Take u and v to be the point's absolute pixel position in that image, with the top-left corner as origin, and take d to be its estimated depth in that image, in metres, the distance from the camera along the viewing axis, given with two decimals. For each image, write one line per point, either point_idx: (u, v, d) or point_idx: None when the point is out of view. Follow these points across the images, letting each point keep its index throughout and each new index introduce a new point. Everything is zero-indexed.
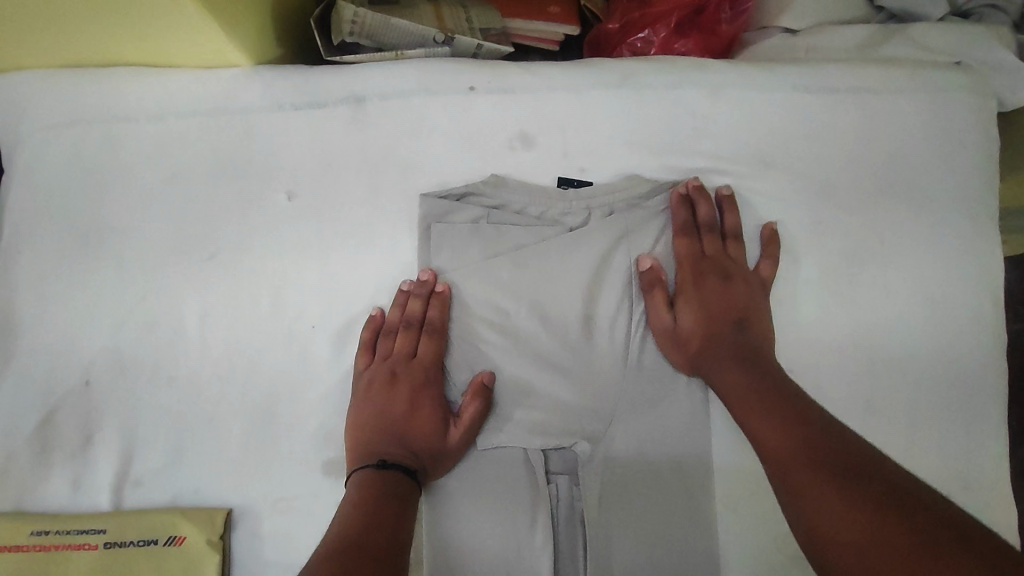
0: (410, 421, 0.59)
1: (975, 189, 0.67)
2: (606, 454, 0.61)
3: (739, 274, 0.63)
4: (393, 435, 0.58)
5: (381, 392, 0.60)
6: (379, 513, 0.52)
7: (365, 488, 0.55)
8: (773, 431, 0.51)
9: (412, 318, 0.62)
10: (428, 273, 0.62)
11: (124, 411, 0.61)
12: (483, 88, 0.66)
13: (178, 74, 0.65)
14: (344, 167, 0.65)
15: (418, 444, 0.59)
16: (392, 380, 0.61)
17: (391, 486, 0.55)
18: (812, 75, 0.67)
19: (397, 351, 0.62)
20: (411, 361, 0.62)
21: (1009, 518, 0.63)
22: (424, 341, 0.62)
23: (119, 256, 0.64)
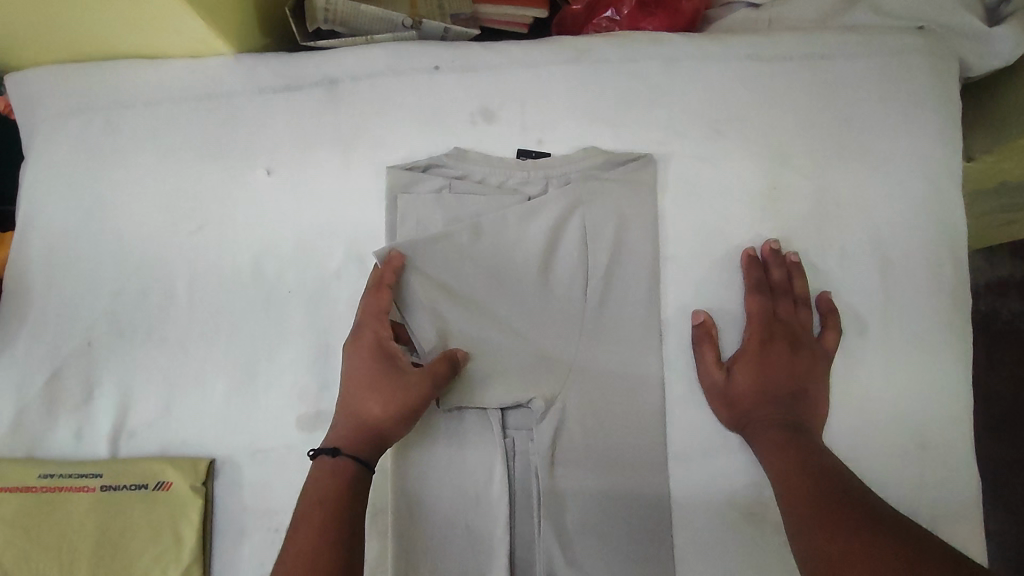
0: (367, 384, 0.60)
1: (932, 151, 0.67)
2: (560, 412, 0.62)
3: (788, 305, 0.64)
4: (353, 403, 0.59)
5: (350, 359, 0.62)
6: (324, 511, 0.53)
7: (321, 478, 0.55)
8: (796, 480, 0.55)
9: (380, 285, 0.63)
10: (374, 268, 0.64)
11: (121, 369, 0.67)
12: (447, 67, 0.70)
13: (170, 63, 0.71)
14: (319, 145, 0.70)
15: (371, 412, 0.59)
16: (355, 341, 0.62)
17: (341, 475, 0.55)
18: (765, 44, 0.69)
19: (364, 314, 0.63)
20: (376, 323, 0.62)
21: (970, 480, 0.62)
22: (375, 296, 0.63)
23: (118, 229, 0.70)
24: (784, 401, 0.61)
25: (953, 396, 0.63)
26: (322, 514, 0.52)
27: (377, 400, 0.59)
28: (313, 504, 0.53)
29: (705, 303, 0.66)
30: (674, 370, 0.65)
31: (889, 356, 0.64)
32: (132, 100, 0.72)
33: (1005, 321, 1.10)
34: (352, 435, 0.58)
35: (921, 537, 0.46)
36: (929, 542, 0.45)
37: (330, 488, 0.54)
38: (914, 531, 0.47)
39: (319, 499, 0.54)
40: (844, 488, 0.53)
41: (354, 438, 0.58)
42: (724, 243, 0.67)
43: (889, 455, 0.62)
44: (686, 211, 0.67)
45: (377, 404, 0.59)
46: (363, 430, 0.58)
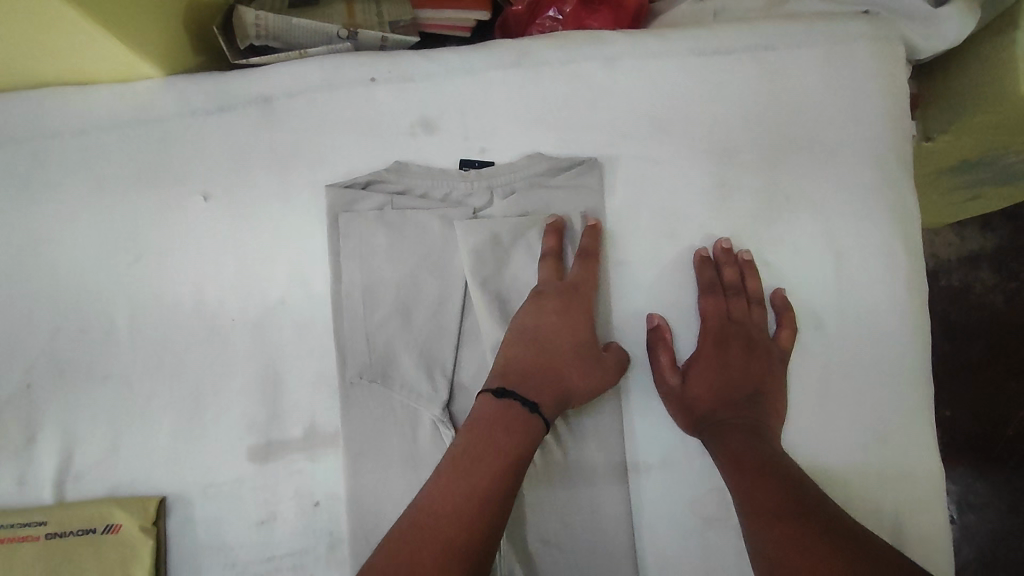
0: (534, 339, 0.61)
1: (881, 138, 0.66)
2: None
3: (745, 306, 0.64)
4: (522, 355, 0.60)
5: (528, 314, 0.62)
6: (473, 457, 0.53)
7: (477, 422, 0.56)
8: (753, 487, 0.54)
9: (566, 252, 0.64)
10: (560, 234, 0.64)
11: (63, 410, 0.65)
12: (383, 78, 0.68)
13: (96, 88, 0.68)
14: (257, 166, 0.67)
15: (519, 364, 0.60)
16: (545, 296, 0.62)
17: (505, 418, 0.55)
18: (707, 38, 0.67)
19: (549, 273, 0.63)
20: (563, 284, 0.62)
21: (931, 470, 0.61)
22: (577, 265, 0.63)
23: (51, 265, 0.67)
24: (742, 404, 0.60)
25: (911, 386, 0.62)
26: (476, 456, 0.53)
27: (534, 355, 0.60)
28: (489, 448, 0.53)
29: (659, 306, 0.65)
30: (630, 377, 0.64)
31: (846, 350, 0.63)
32: (58, 129, 0.68)
33: (976, 295, 1.10)
34: (510, 382, 0.58)
35: (875, 548, 0.46)
36: (882, 555, 0.45)
37: (502, 434, 0.55)
38: (868, 543, 0.46)
39: (481, 444, 0.54)
40: (801, 495, 0.52)
41: (496, 384, 0.58)
42: (676, 244, 0.65)
43: (849, 451, 0.61)
44: (635, 213, 0.65)
45: (523, 356, 0.60)
46: (502, 376, 0.59)
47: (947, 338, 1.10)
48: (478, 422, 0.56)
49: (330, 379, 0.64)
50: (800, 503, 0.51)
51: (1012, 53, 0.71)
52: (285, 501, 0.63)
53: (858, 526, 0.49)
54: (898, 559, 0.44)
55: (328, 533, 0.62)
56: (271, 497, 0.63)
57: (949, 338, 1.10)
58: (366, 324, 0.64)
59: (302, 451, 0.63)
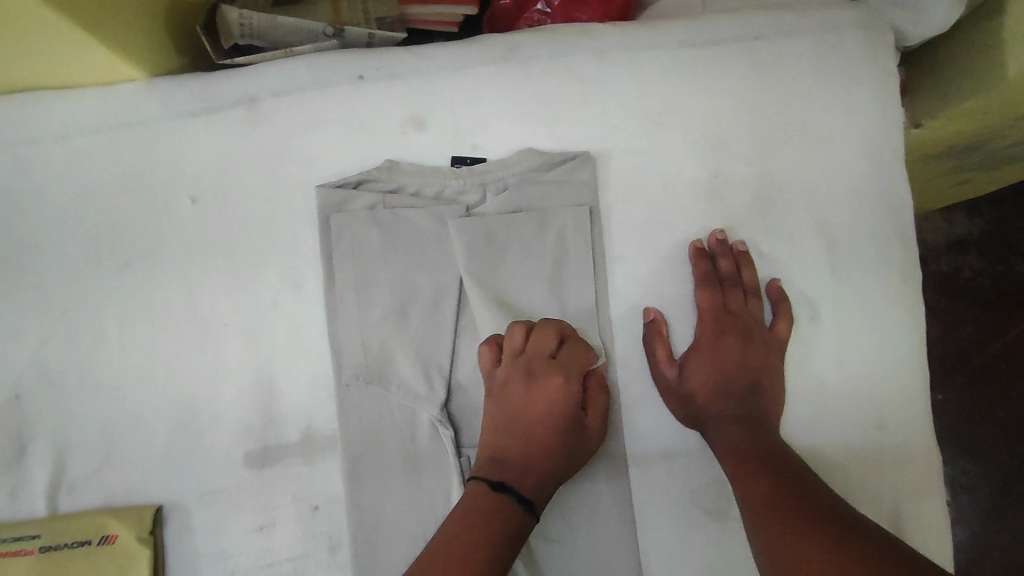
0: (524, 424, 0.59)
1: (873, 126, 0.66)
2: None
3: (737, 303, 0.63)
4: (512, 440, 0.59)
5: (518, 397, 0.60)
6: (467, 542, 0.51)
7: (470, 506, 0.54)
8: (755, 484, 0.53)
9: (553, 328, 0.61)
10: (536, 338, 0.61)
11: (54, 421, 0.64)
12: (372, 76, 0.67)
13: (79, 92, 0.66)
14: (245, 168, 0.66)
15: (510, 451, 0.58)
16: (536, 378, 0.60)
17: (495, 507, 0.54)
18: (697, 28, 0.67)
19: (537, 354, 0.61)
20: (552, 364, 0.61)
21: (930, 456, 0.62)
22: (567, 352, 0.61)
23: (35, 273, 0.66)
24: (741, 395, 0.60)
25: (908, 374, 0.63)
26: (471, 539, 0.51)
27: (527, 442, 0.58)
28: (481, 532, 0.52)
29: (654, 300, 0.64)
30: (628, 372, 0.64)
31: (842, 339, 0.63)
32: (40, 134, 0.67)
33: (966, 279, 1.11)
34: (504, 473, 0.57)
35: (879, 538, 0.45)
36: (886, 546, 0.44)
37: (497, 520, 0.53)
38: (873, 535, 0.45)
39: (474, 528, 0.52)
40: (804, 490, 0.51)
41: (489, 474, 0.57)
42: (670, 237, 0.65)
43: (847, 439, 0.62)
44: (629, 207, 0.65)
45: (513, 443, 0.59)
46: (493, 466, 0.57)
47: (938, 323, 1.11)
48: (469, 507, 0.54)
49: (326, 383, 0.63)
50: (802, 494, 0.51)
51: (999, 39, 0.72)
52: (283, 506, 0.62)
53: (861, 518, 0.48)
54: (905, 549, 0.44)
55: (328, 537, 0.61)
56: (269, 503, 0.62)
57: (940, 322, 1.11)
58: (361, 326, 0.63)
59: (300, 455, 0.63)
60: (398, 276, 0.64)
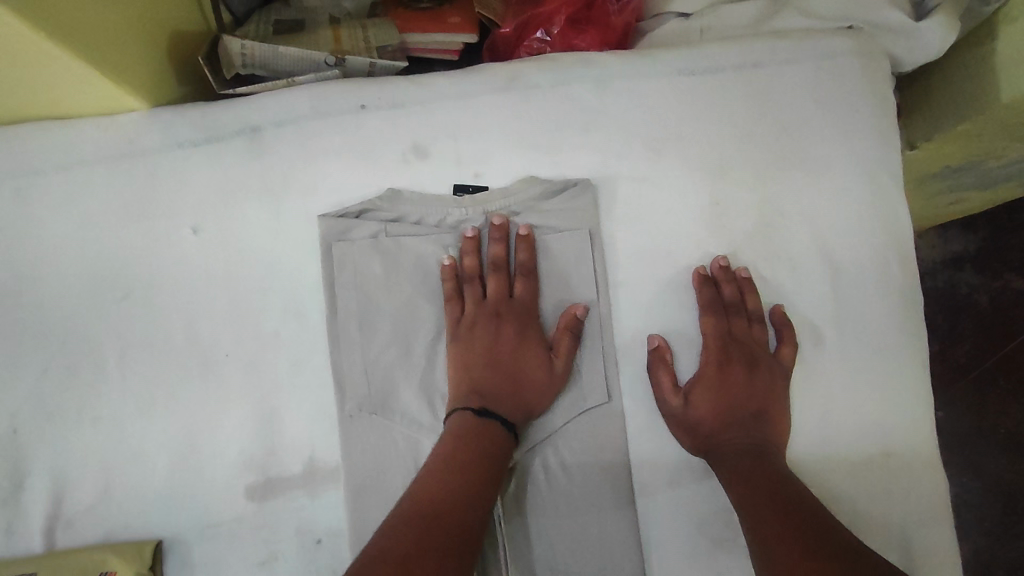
0: (494, 357, 0.62)
1: (871, 150, 0.66)
2: (542, 461, 0.62)
3: (739, 318, 0.63)
4: (485, 374, 0.61)
5: (484, 335, 0.62)
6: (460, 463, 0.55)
7: (456, 435, 0.57)
8: (757, 509, 0.53)
9: (498, 260, 0.65)
10: (495, 277, 0.64)
11: (52, 455, 0.63)
12: (374, 105, 0.67)
13: (80, 123, 0.66)
14: (247, 197, 0.66)
15: (487, 385, 0.61)
16: (500, 321, 0.63)
17: (481, 432, 0.57)
18: (695, 57, 0.67)
19: (492, 294, 0.64)
20: (510, 301, 0.64)
21: (937, 482, 0.61)
22: (519, 282, 0.65)
23: (34, 304, 0.65)
24: (743, 417, 0.60)
25: (913, 399, 0.63)
26: (463, 467, 0.55)
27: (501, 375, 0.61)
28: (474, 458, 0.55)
29: (658, 326, 0.64)
30: (633, 399, 0.63)
31: (845, 363, 0.63)
32: (40, 166, 0.66)
33: (963, 295, 1.12)
34: (486, 400, 0.60)
35: (880, 568, 0.45)
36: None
37: (485, 444, 0.57)
38: (874, 564, 0.46)
39: (464, 450, 0.56)
40: (807, 515, 0.51)
41: (471, 403, 0.59)
42: (673, 263, 0.65)
43: (853, 464, 0.61)
44: (631, 234, 0.65)
45: (489, 378, 0.61)
46: (475, 397, 0.60)
47: (937, 339, 1.11)
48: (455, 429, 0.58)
49: (329, 414, 0.63)
50: (805, 519, 0.51)
51: (992, 63, 0.73)
52: (286, 539, 0.61)
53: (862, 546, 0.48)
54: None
55: (332, 570, 0.61)
56: (272, 536, 0.61)
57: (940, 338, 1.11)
58: (363, 355, 0.63)
59: (303, 487, 0.62)
60: (400, 303, 0.64)
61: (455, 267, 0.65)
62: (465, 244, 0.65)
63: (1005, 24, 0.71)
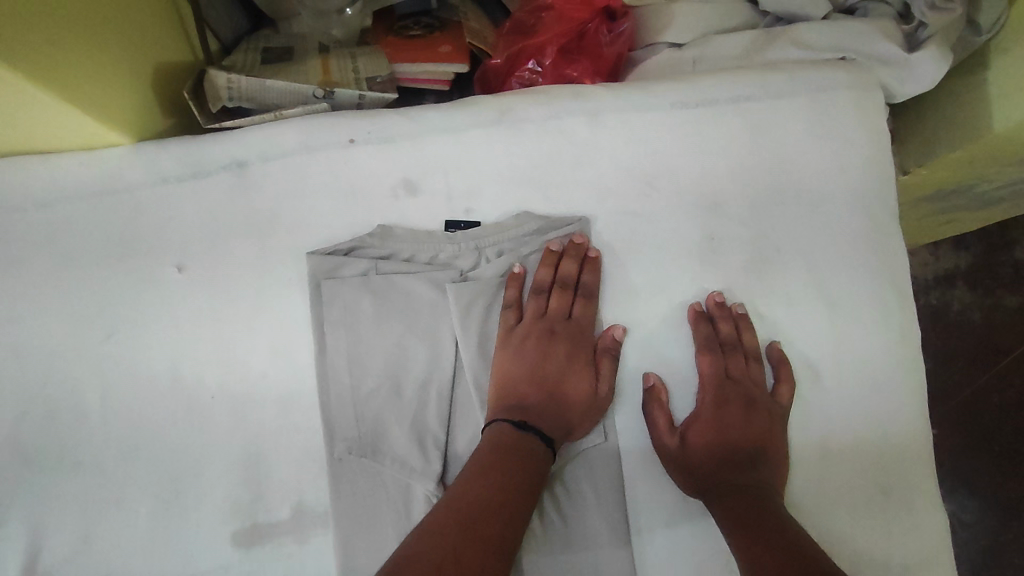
0: (543, 376, 0.61)
1: (866, 182, 0.66)
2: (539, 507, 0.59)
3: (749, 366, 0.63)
4: (528, 388, 0.60)
5: (535, 349, 0.61)
6: (500, 470, 0.54)
7: (501, 444, 0.56)
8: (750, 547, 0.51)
9: (567, 278, 0.63)
10: (557, 298, 0.63)
11: (29, 502, 0.61)
12: (363, 139, 0.66)
13: (61, 159, 0.65)
14: (234, 234, 0.65)
15: (529, 402, 0.59)
16: (553, 342, 0.62)
17: (524, 445, 0.56)
18: (689, 90, 0.67)
19: (552, 310, 0.63)
20: (569, 320, 0.63)
21: (937, 521, 0.61)
22: (581, 304, 0.63)
23: (14, 346, 0.63)
24: (739, 455, 0.59)
25: (913, 438, 0.62)
26: (502, 475, 0.53)
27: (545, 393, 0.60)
28: (516, 470, 0.54)
29: (654, 364, 0.63)
30: (629, 440, 0.62)
31: (844, 403, 0.62)
32: (20, 203, 0.65)
33: (955, 313, 1.12)
34: (527, 415, 0.58)
35: None
36: None
37: (526, 455, 0.55)
38: None
39: (506, 458, 0.55)
40: (800, 552, 0.49)
41: (512, 416, 0.58)
42: (668, 300, 0.64)
43: (855, 509, 0.60)
44: (625, 270, 0.64)
45: (532, 397, 0.60)
46: (517, 410, 0.59)
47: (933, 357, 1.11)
48: (502, 437, 0.56)
49: (318, 457, 0.61)
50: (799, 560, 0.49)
51: (984, 92, 0.73)
52: None
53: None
54: None
55: None
56: None
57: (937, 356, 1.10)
58: (353, 399, 0.61)
59: (290, 533, 0.60)
60: (391, 342, 0.62)
61: (521, 277, 0.64)
62: (544, 257, 0.64)
63: (998, 55, 0.72)
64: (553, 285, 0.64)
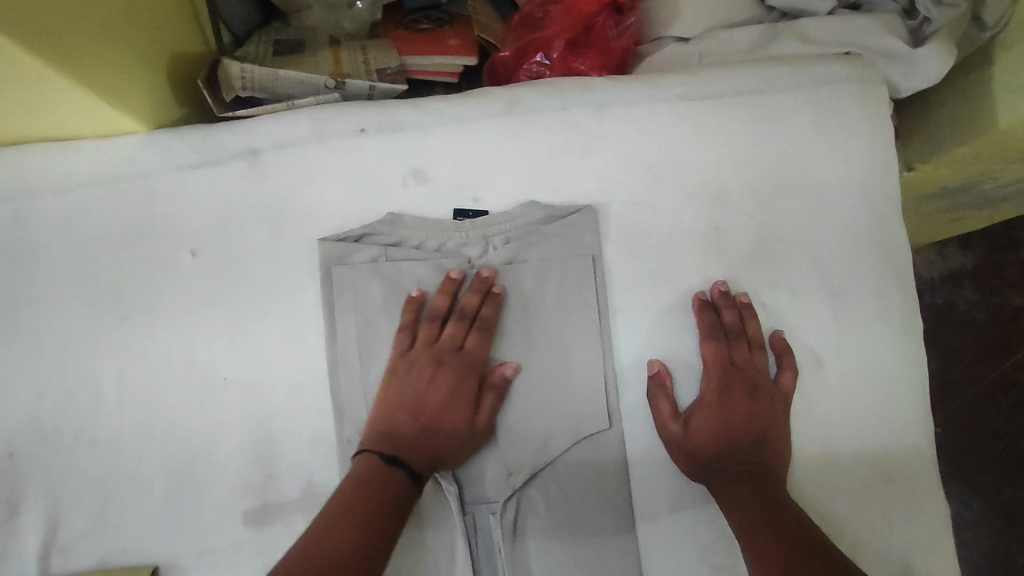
0: (422, 406, 0.61)
1: (869, 176, 0.67)
2: (545, 488, 0.61)
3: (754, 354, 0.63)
4: (403, 414, 0.60)
5: (419, 378, 0.61)
6: (368, 508, 0.53)
7: (360, 478, 0.56)
8: (760, 538, 0.53)
9: (466, 310, 0.63)
10: (453, 327, 0.63)
11: (47, 479, 0.62)
12: (374, 129, 0.67)
13: (79, 145, 0.66)
14: (247, 221, 0.66)
15: (402, 431, 0.59)
16: (442, 371, 0.62)
17: (387, 482, 0.56)
18: (695, 83, 0.68)
19: (445, 340, 0.63)
20: (459, 351, 0.62)
21: (936, 508, 0.62)
22: (474, 336, 0.63)
23: (33, 328, 0.65)
24: (748, 451, 0.59)
25: (914, 426, 0.63)
26: (366, 513, 0.53)
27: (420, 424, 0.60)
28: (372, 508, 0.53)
29: (658, 352, 0.64)
30: (634, 426, 0.63)
31: (845, 391, 0.63)
32: (39, 188, 0.66)
33: (959, 312, 1.12)
34: (396, 446, 0.58)
35: None
36: None
37: (381, 491, 0.55)
38: None
39: (364, 495, 0.54)
40: (810, 545, 0.51)
41: (381, 447, 0.58)
42: (673, 289, 0.65)
43: (855, 495, 0.61)
44: (631, 259, 0.65)
45: (405, 424, 0.60)
46: (386, 441, 0.59)
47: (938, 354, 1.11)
48: (356, 472, 0.56)
49: (328, 439, 0.63)
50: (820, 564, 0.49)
51: (988, 88, 0.74)
52: None
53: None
54: None
55: None
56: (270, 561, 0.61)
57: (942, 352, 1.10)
58: (363, 380, 0.63)
59: (301, 512, 0.62)
60: (399, 326, 0.64)
61: (418, 301, 0.63)
62: (443, 283, 0.64)
63: (1002, 52, 0.72)
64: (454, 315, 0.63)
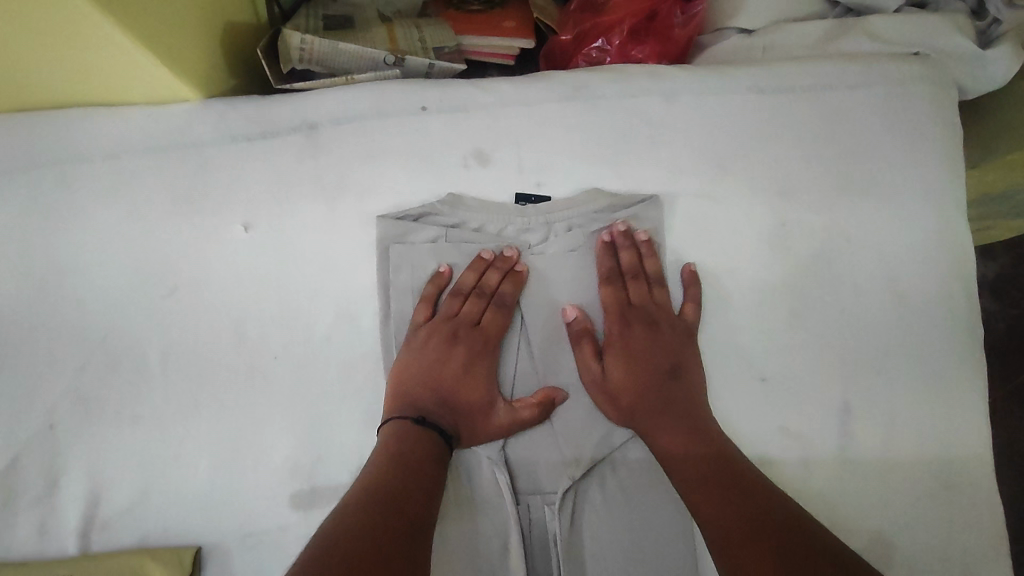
0: (439, 377, 0.60)
1: (940, 178, 0.65)
2: (601, 481, 0.60)
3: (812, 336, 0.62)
4: (423, 386, 0.60)
5: (436, 349, 0.61)
6: (410, 465, 0.53)
7: (398, 436, 0.56)
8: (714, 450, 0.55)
9: (486, 288, 0.63)
10: (471, 303, 0.63)
11: (90, 453, 0.61)
12: (436, 108, 0.66)
13: (131, 111, 0.64)
14: (302, 195, 0.64)
15: (425, 401, 0.59)
16: (458, 344, 0.61)
17: (424, 444, 0.55)
18: (764, 75, 0.67)
19: (462, 313, 0.63)
20: (475, 326, 0.62)
21: (997, 519, 0.61)
22: (491, 312, 0.63)
23: (78, 296, 0.63)
24: (664, 392, 0.59)
25: (977, 435, 0.62)
26: (409, 467, 0.53)
27: (441, 395, 0.60)
28: (416, 465, 0.53)
29: (720, 348, 0.63)
30: None
31: (908, 396, 0.62)
32: (89, 153, 0.64)
33: None
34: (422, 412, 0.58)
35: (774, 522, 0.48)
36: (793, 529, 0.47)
37: (421, 450, 0.55)
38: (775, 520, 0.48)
39: (407, 452, 0.54)
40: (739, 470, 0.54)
41: (408, 413, 0.58)
42: (735, 284, 0.64)
43: (915, 502, 0.60)
44: (693, 253, 0.64)
45: (427, 394, 0.59)
46: (410, 407, 0.58)
47: (990, 363, 1.06)
48: (393, 433, 0.56)
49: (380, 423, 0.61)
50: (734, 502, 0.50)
51: None
52: None
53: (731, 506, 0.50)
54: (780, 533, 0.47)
55: None
56: None
57: (996, 361, 1.05)
58: None
59: None
60: (449, 305, 0.63)
61: (445, 278, 0.64)
62: (473, 262, 0.63)
63: None
64: (474, 291, 0.63)
